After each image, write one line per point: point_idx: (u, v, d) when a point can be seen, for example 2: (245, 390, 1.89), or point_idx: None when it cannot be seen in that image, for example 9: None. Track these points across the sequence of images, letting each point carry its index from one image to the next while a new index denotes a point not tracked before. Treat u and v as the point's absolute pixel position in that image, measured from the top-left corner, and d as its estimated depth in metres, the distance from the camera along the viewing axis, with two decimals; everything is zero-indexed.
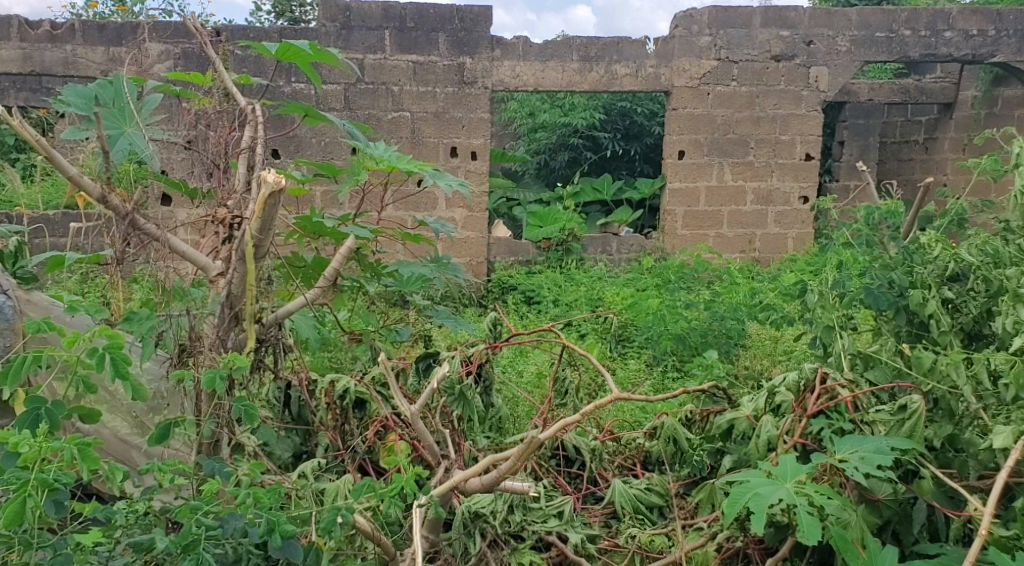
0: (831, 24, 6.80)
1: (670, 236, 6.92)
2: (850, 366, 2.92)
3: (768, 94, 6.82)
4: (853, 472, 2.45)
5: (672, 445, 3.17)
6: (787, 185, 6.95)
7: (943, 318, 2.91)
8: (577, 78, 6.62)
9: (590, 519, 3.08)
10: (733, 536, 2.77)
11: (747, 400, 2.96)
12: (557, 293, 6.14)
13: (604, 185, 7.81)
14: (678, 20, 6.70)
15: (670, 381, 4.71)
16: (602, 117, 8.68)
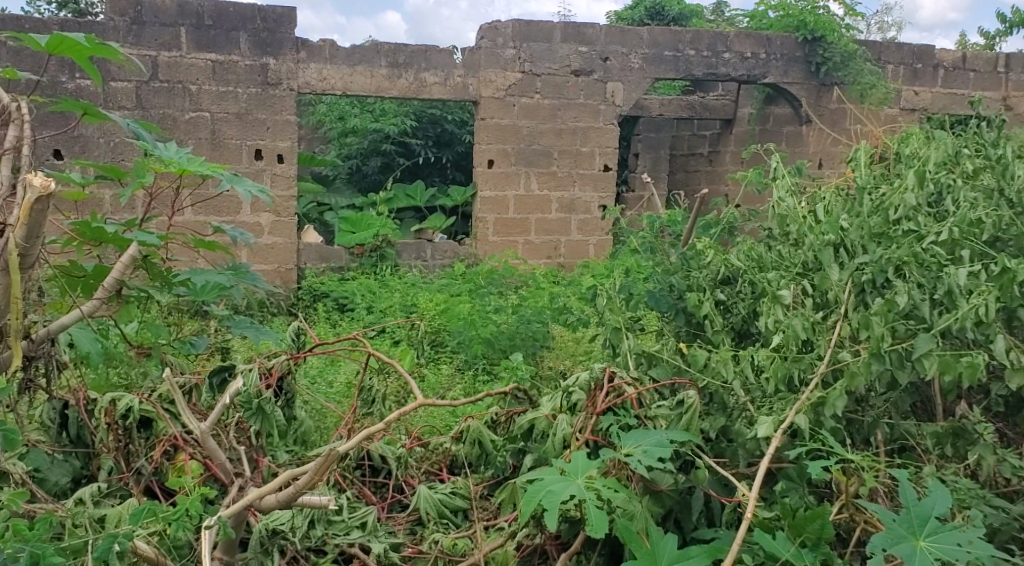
0: (626, 42, 7.13)
1: (482, 243, 7.05)
2: (635, 364, 3.09)
3: (569, 107, 7.08)
4: (636, 465, 2.59)
5: (478, 447, 3.27)
6: (588, 194, 7.24)
7: (716, 317, 3.14)
8: (386, 84, 6.63)
9: (394, 527, 3.09)
10: (531, 533, 2.84)
11: (546, 399, 3.08)
12: (369, 301, 6.10)
13: (416, 191, 7.87)
14: (482, 31, 6.84)
15: (479, 384, 4.81)
16: (412, 123, 8.73)
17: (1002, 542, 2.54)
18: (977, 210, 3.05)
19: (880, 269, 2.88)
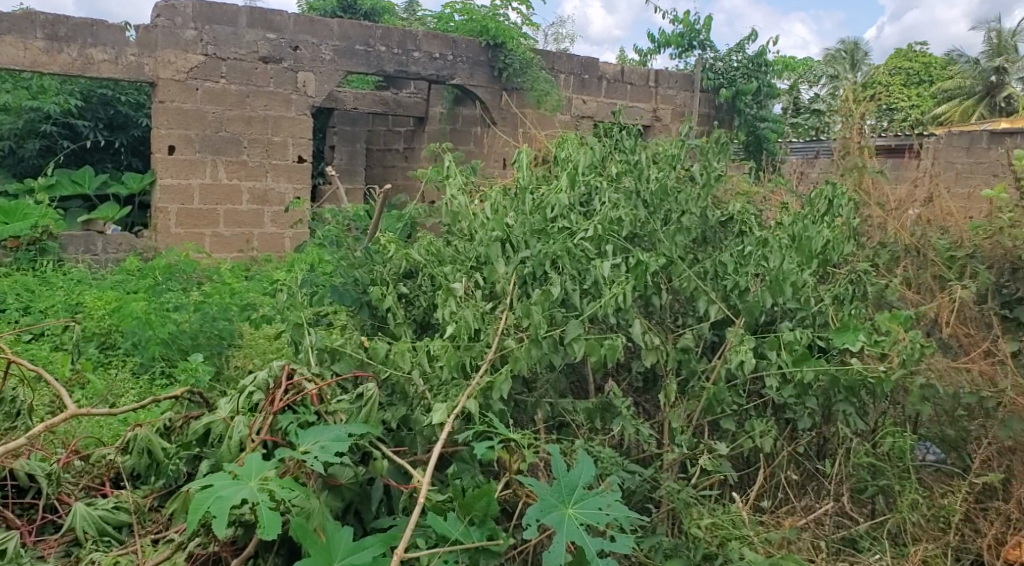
0: (315, 32, 7.04)
1: (163, 236, 6.64)
2: (318, 361, 3.05)
3: (258, 95, 6.86)
4: (313, 462, 2.58)
5: (148, 457, 3.06)
6: (282, 186, 7.05)
7: (398, 311, 3.24)
8: (44, 59, 6.08)
9: (44, 551, 2.83)
10: (204, 542, 2.71)
11: (225, 401, 2.94)
12: (26, 300, 5.50)
13: (84, 178, 7.22)
14: (160, 9, 6.46)
15: (158, 389, 4.54)
16: (78, 102, 8.01)
17: (639, 502, 2.99)
18: (616, 209, 3.34)
19: (540, 262, 3.13)
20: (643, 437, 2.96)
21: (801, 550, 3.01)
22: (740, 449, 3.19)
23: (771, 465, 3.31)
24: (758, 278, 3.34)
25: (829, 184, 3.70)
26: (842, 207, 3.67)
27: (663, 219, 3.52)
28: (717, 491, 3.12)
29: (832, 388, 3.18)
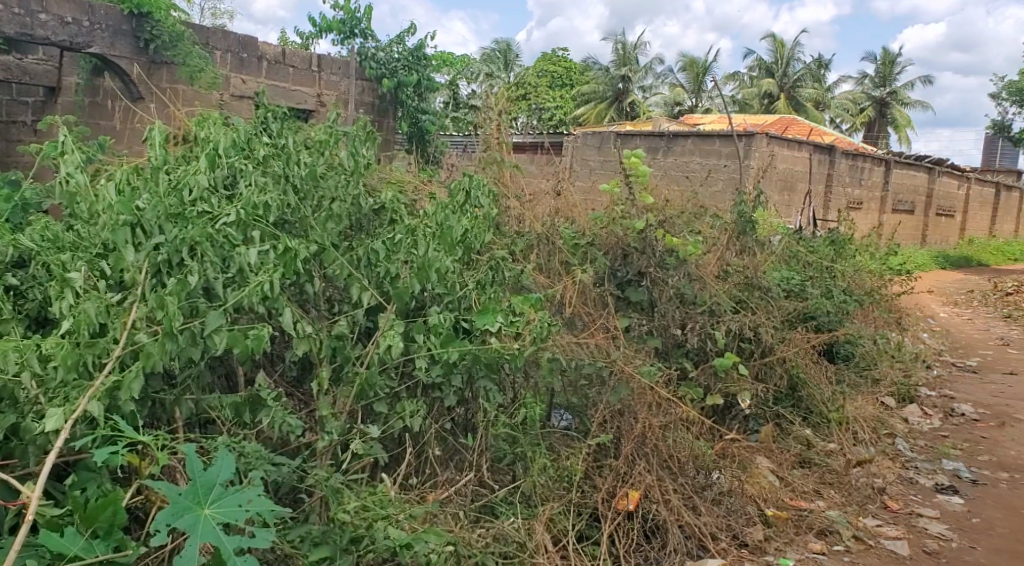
0: None
1: None
2: None
3: None
4: None
5: None
6: None
7: (6, 306, 2.92)
8: None
9: None
10: None
11: None
12: None
13: None
14: None
15: None
16: None
17: (288, 494, 3.00)
18: (262, 195, 3.20)
19: (175, 250, 2.90)
20: (294, 427, 2.91)
21: (444, 521, 3.18)
22: (390, 431, 3.25)
23: (419, 443, 3.42)
24: (408, 265, 3.39)
25: (466, 177, 3.97)
26: (476, 198, 3.91)
27: (313, 205, 3.47)
28: (366, 474, 3.20)
29: (475, 365, 3.37)
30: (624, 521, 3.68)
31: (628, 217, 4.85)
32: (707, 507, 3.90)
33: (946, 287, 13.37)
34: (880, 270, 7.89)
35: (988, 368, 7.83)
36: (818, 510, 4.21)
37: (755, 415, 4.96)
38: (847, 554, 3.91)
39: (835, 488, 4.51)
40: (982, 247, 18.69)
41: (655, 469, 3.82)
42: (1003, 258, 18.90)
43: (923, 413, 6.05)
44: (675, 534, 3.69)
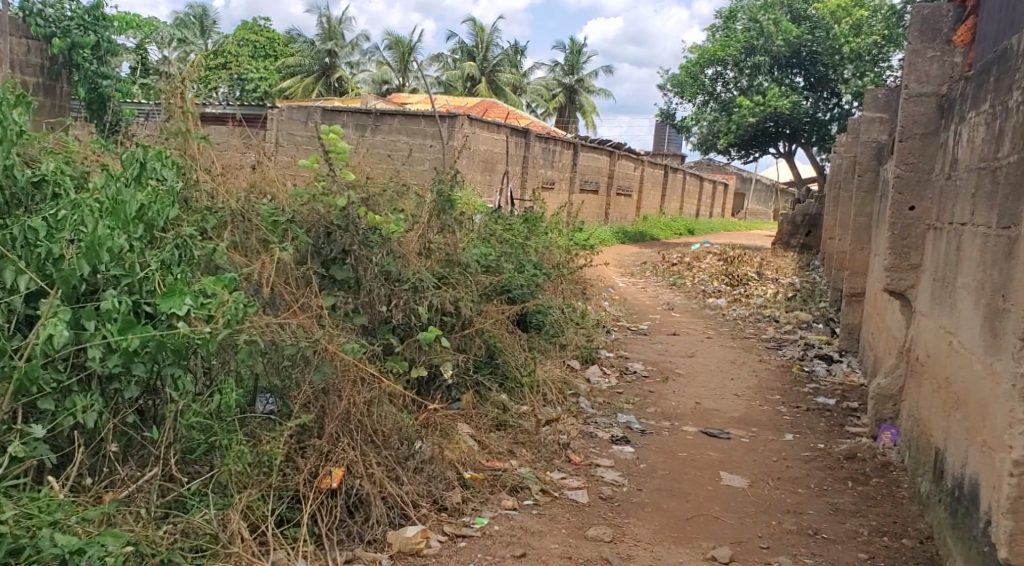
0: None
1: None
2: None
3: None
4: None
5: None
6: None
7: None
8: None
9: None
10: None
11: None
12: None
13: None
14: None
15: None
16: None
17: None
18: None
19: None
20: None
21: (124, 522, 3.02)
22: (57, 430, 3.00)
23: (94, 441, 3.13)
24: (74, 243, 3.12)
25: (142, 148, 3.71)
26: (152, 170, 3.66)
27: None
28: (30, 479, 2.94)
29: (159, 352, 3.08)
30: (326, 500, 3.61)
31: (330, 193, 4.66)
32: (410, 476, 3.90)
33: (624, 260, 14.50)
34: (568, 245, 8.37)
35: (656, 331, 8.61)
36: (511, 469, 4.37)
37: (457, 384, 5.04)
38: (536, 507, 4.10)
39: (526, 446, 4.73)
40: (655, 224, 20.48)
41: (357, 444, 3.78)
42: (671, 233, 20.84)
43: (602, 373, 6.53)
44: (378, 506, 3.67)
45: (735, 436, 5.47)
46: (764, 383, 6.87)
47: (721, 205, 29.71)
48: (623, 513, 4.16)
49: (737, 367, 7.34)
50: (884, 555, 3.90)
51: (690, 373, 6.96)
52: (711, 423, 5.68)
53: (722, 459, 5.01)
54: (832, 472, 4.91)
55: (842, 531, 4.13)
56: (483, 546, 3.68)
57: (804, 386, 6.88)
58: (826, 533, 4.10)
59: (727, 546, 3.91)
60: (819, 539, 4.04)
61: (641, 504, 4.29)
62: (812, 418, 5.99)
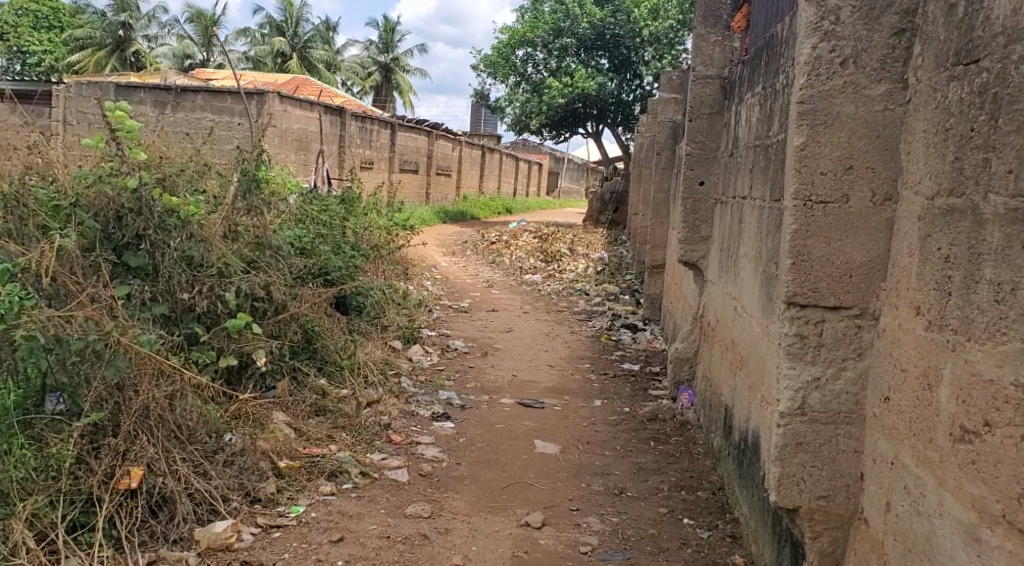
0: None
1: None
2: None
3: None
4: None
5: None
6: None
7: None
8: None
9: None
10: None
11: None
12: None
13: None
14: None
15: None
16: None
17: None
18: None
19: None
20: None
21: None
22: None
23: None
24: None
25: None
26: None
27: None
28: None
29: None
30: (125, 501, 3.44)
31: (118, 174, 4.45)
32: (217, 469, 3.80)
33: (444, 239, 14.59)
34: (387, 226, 8.36)
35: (476, 308, 8.76)
36: (328, 455, 4.33)
37: (270, 372, 4.84)
38: (355, 490, 4.12)
39: (346, 430, 4.71)
40: (474, 203, 20.68)
41: (158, 441, 3.64)
42: (490, 212, 21.12)
43: (424, 352, 6.58)
44: (183, 504, 3.54)
45: (550, 405, 5.68)
46: (577, 353, 7.15)
47: (536, 183, 30.35)
48: (442, 488, 4.25)
49: (551, 339, 7.59)
50: (681, 507, 4.19)
51: (508, 348, 7.14)
52: (527, 395, 5.87)
53: (537, 428, 5.20)
54: (635, 434, 5.19)
55: (644, 488, 4.40)
56: (298, 535, 3.66)
57: (611, 354, 7.21)
58: (630, 491, 4.35)
59: (540, 511, 4.07)
60: (624, 498, 4.28)
61: (459, 477, 4.40)
62: (618, 384, 6.30)
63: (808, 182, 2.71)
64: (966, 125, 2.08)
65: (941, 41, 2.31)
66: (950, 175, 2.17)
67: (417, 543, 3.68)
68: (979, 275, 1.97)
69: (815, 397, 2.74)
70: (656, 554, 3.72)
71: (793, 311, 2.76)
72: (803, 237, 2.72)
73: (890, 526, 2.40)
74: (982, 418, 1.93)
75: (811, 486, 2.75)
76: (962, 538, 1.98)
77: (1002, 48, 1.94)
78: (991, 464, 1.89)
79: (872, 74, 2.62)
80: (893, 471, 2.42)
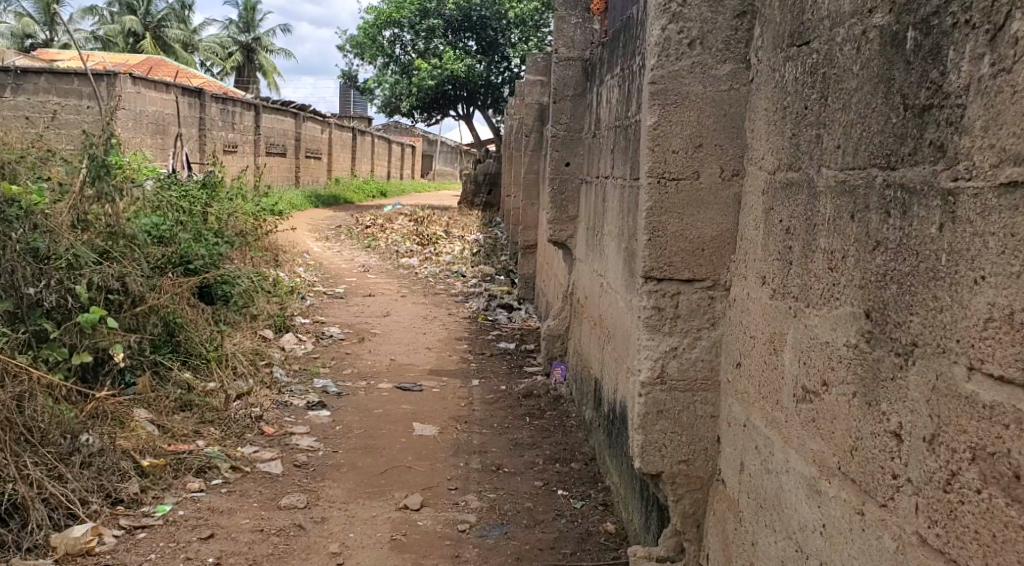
0: None
1: None
2: None
3: None
4: None
5: None
6: None
7: None
8: None
9: None
10: None
11: None
12: None
13: None
14: None
15: None
16: None
17: None
18: None
19: None
20: None
21: None
22: None
23: None
24: None
25: None
26: None
27: None
28: None
29: None
30: None
31: None
32: (74, 472, 3.65)
33: (316, 224, 14.33)
34: (255, 212, 8.16)
35: (352, 293, 8.67)
36: (195, 451, 4.23)
37: (130, 367, 4.66)
38: (225, 485, 4.04)
39: (215, 425, 4.61)
40: (347, 187, 20.38)
41: (6, 446, 3.48)
42: (363, 195, 20.85)
43: (298, 340, 6.48)
44: (38, 510, 3.40)
45: (427, 387, 5.70)
46: (454, 335, 7.18)
47: (409, 165, 30.11)
48: (317, 477, 4.21)
49: (428, 322, 7.59)
50: (555, 479, 4.28)
51: (385, 332, 7.11)
52: (404, 378, 5.87)
53: (414, 410, 5.21)
54: (511, 411, 5.27)
55: (520, 463, 4.48)
56: (165, 534, 3.57)
57: (487, 334, 7.28)
58: (507, 467, 4.42)
59: (418, 493, 4.09)
60: (501, 475, 4.35)
61: (336, 465, 4.37)
62: (495, 363, 6.38)
63: (661, 160, 2.80)
64: (801, 102, 2.20)
65: (777, 23, 2.43)
66: (789, 150, 2.30)
67: (292, 534, 3.64)
68: (815, 244, 2.09)
69: (673, 366, 2.85)
70: (531, 526, 3.80)
71: (650, 284, 2.86)
72: (658, 213, 2.82)
73: (744, 486, 2.53)
74: (820, 378, 2.06)
75: (672, 452, 2.87)
76: (807, 491, 2.11)
77: (829, 30, 2.07)
78: (828, 421, 2.01)
79: (717, 54, 2.73)
80: (745, 433, 2.55)
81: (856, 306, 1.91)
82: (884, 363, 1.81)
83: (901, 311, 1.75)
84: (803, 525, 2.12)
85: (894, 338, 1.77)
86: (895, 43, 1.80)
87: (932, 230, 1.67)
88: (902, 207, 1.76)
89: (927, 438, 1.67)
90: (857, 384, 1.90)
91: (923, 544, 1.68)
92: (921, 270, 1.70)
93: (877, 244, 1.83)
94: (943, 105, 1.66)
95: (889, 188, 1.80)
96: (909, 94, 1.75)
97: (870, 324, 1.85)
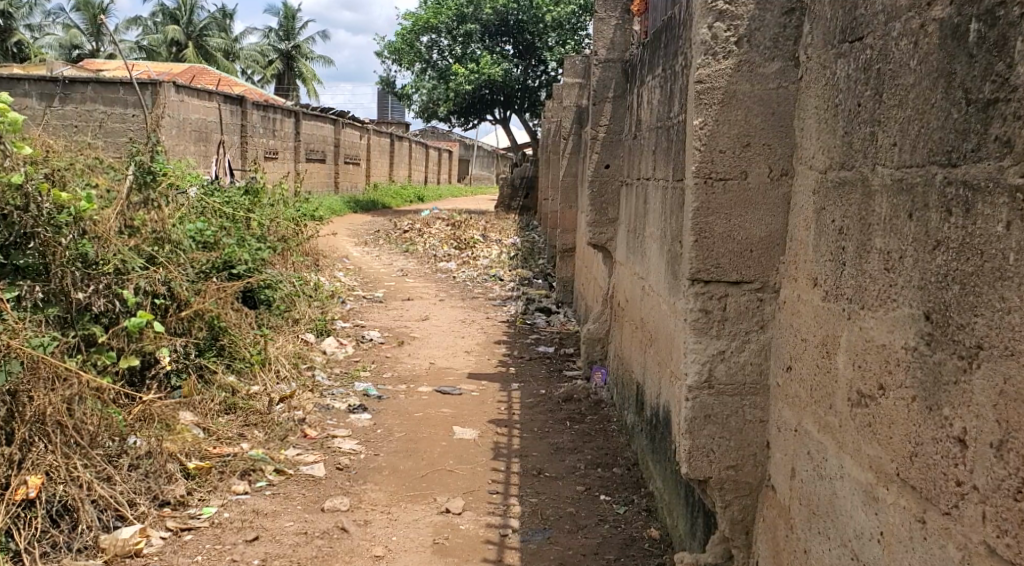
0: None
1: None
2: None
3: None
4: None
5: None
6: None
7: None
8: None
9: None
10: None
11: None
12: None
13: None
14: None
15: None
16: None
17: None
18: None
19: None
20: None
21: None
22: None
23: None
24: None
25: None
26: None
27: None
28: None
29: None
30: (23, 512, 3.30)
31: None
32: (122, 474, 3.69)
33: (355, 228, 14.40)
34: (295, 217, 8.20)
35: (390, 297, 8.69)
36: (239, 453, 4.26)
37: (176, 371, 4.73)
38: (269, 488, 4.07)
39: (258, 428, 4.63)
40: (385, 192, 20.47)
41: (57, 448, 3.49)
42: (402, 200, 20.91)
43: (338, 344, 6.51)
44: (88, 511, 3.43)
45: (467, 391, 5.68)
46: (493, 338, 7.17)
47: (446, 170, 30.17)
48: (359, 480, 4.22)
49: (466, 326, 7.59)
50: (598, 484, 4.25)
51: (425, 336, 7.12)
52: (444, 382, 5.86)
53: (455, 414, 5.20)
54: (551, 415, 5.24)
55: (562, 467, 4.44)
56: (212, 536, 3.59)
57: (526, 337, 7.27)
58: (548, 471, 4.39)
59: (460, 496, 4.07)
60: (542, 479, 4.32)
61: (378, 468, 4.37)
62: (534, 366, 6.35)
63: (708, 160, 2.76)
64: (854, 100, 2.15)
65: (828, 19, 2.38)
66: (840, 149, 2.25)
67: (335, 537, 3.64)
68: (870, 245, 2.04)
69: (721, 369, 2.81)
70: (574, 531, 3.76)
71: (697, 286, 2.82)
72: (705, 214, 2.78)
73: (796, 491, 2.48)
74: (876, 382, 2.01)
75: (721, 457, 2.82)
76: (862, 499, 2.06)
77: (884, 25, 2.01)
78: (886, 426, 1.96)
79: (765, 52, 2.68)
80: (796, 438, 2.50)
81: (914, 308, 1.85)
82: (946, 366, 1.75)
83: (965, 313, 1.70)
84: (859, 533, 2.07)
85: (957, 340, 1.72)
86: (956, 36, 1.74)
87: (999, 229, 1.62)
88: (964, 205, 1.70)
89: (994, 444, 1.62)
90: (916, 388, 1.85)
91: (992, 554, 1.63)
92: (986, 270, 1.64)
93: (937, 244, 1.78)
94: (1010, 99, 1.60)
95: (951, 185, 1.75)
96: (972, 89, 1.70)
97: (930, 326, 1.80)
